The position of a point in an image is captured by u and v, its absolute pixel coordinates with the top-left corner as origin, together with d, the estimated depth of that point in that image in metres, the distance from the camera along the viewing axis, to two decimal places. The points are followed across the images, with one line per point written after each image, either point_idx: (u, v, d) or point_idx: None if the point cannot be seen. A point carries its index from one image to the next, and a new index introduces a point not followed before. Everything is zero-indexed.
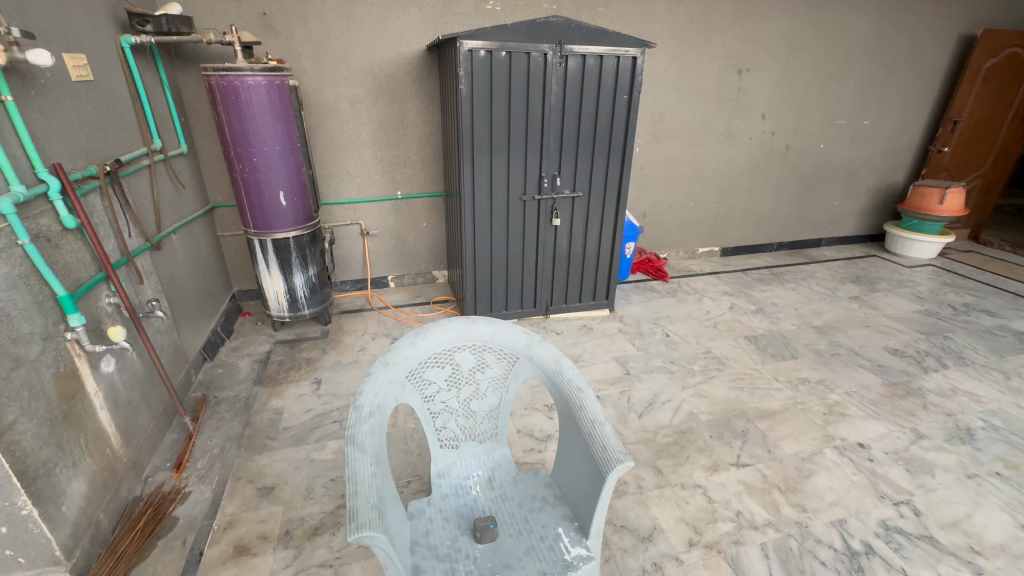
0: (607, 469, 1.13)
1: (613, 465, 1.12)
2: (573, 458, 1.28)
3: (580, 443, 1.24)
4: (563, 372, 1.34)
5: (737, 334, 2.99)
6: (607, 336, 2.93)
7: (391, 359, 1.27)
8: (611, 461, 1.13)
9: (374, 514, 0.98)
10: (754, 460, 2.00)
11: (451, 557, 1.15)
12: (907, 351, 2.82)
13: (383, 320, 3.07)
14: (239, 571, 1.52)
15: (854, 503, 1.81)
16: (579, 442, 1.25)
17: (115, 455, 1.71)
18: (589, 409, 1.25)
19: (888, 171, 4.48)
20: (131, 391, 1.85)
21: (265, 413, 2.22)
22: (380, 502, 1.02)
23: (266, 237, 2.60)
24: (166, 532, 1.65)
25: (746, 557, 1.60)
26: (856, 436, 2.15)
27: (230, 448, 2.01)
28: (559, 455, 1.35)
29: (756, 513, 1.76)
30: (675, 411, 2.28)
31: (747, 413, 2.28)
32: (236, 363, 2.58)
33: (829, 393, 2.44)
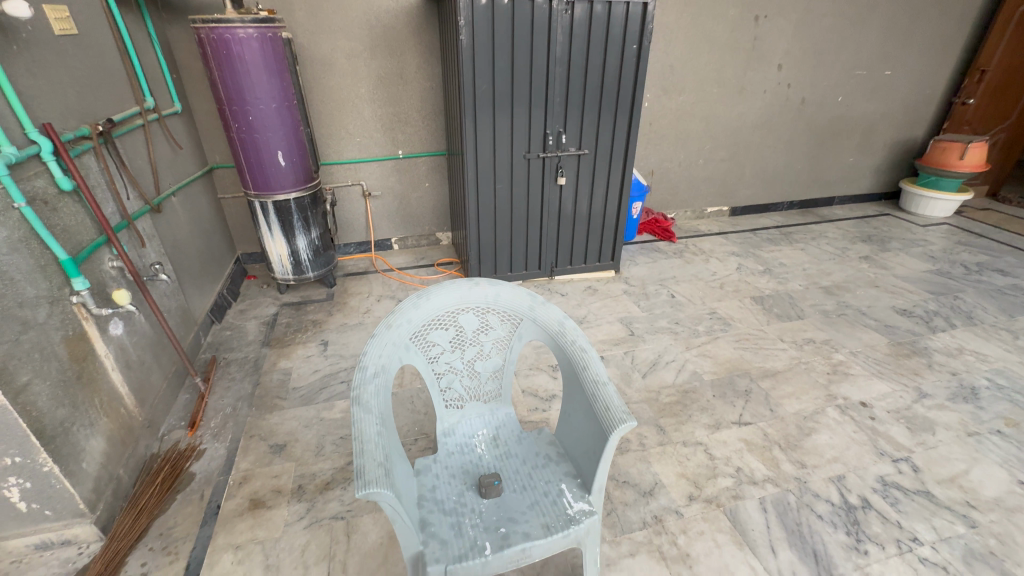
0: (610, 428, 1.14)
1: (615, 425, 1.13)
2: (576, 417, 1.29)
3: (584, 402, 1.25)
4: (567, 334, 1.33)
5: (743, 295, 2.96)
6: (612, 297, 2.92)
7: (395, 321, 1.27)
8: (613, 421, 1.14)
9: (382, 474, 1.00)
10: (756, 419, 2.02)
11: (457, 511, 1.18)
12: (915, 311, 2.80)
13: (387, 282, 3.07)
14: (255, 522, 1.59)
15: (853, 460, 1.84)
16: (583, 404, 1.26)
17: (130, 414, 1.76)
18: (592, 370, 1.25)
19: (908, 125, 4.30)
20: (142, 353, 1.88)
21: (274, 373, 2.26)
22: (386, 463, 1.04)
23: (266, 199, 2.56)
24: (185, 487, 1.72)
25: (744, 510, 1.64)
26: (859, 395, 2.16)
27: (242, 408, 2.06)
28: (563, 415, 1.37)
29: (755, 469, 1.80)
30: (679, 370, 2.30)
31: (751, 373, 2.29)
32: (244, 325, 2.61)
33: (834, 353, 2.43)
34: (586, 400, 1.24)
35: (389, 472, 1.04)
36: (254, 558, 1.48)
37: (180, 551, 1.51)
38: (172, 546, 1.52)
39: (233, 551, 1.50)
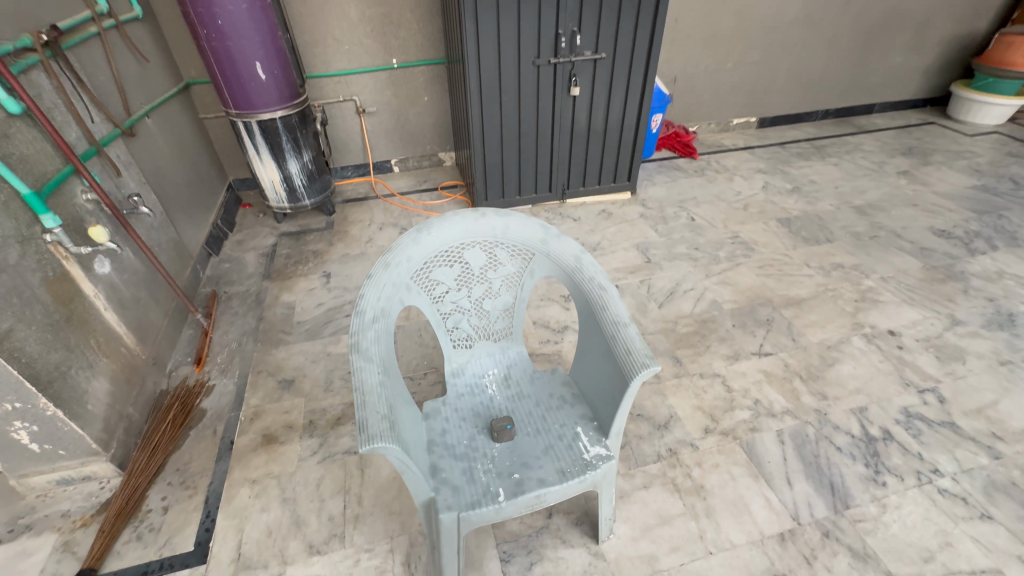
0: (631, 373, 1.05)
1: (638, 371, 1.04)
2: (593, 358, 1.20)
3: (602, 344, 1.16)
4: (584, 270, 1.20)
5: (769, 217, 2.76)
6: (627, 222, 2.74)
7: (393, 260, 1.15)
8: (635, 366, 1.05)
9: (388, 428, 0.93)
10: (777, 349, 1.95)
11: (469, 456, 1.14)
12: (954, 232, 2.60)
13: (389, 209, 2.90)
14: (269, 457, 1.60)
15: (877, 391, 1.77)
16: (600, 346, 1.16)
17: (132, 352, 1.72)
18: (612, 310, 1.14)
19: (971, 16, 3.77)
20: (135, 290, 1.80)
21: (277, 307, 2.19)
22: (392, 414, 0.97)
23: (250, 118, 2.33)
24: (197, 423, 1.72)
25: (761, 443, 1.61)
26: (887, 323, 2.06)
27: (247, 343, 2.02)
28: (578, 355, 1.28)
29: (774, 401, 1.75)
30: (697, 299, 2.19)
31: (774, 301, 2.18)
32: (243, 257, 2.50)
33: (863, 279, 2.29)
34: (604, 342, 1.14)
35: (396, 423, 0.97)
36: (270, 492, 1.50)
37: (198, 486, 1.53)
38: (189, 481, 1.55)
39: (250, 485, 1.52)
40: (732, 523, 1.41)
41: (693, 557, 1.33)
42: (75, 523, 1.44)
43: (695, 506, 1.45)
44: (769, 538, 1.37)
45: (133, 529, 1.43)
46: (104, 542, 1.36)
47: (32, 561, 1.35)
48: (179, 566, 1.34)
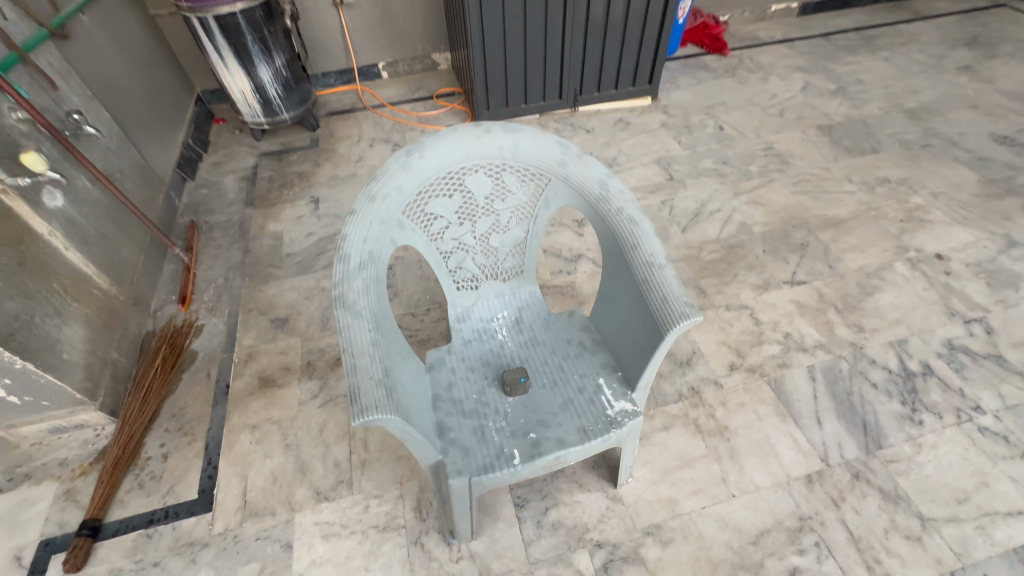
0: (668, 325, 0.89)
1: (675, 322, 0.88)
2: (620, 303, 1.04)
3: (631, 288, 0.99)
4: (612, 200, 1.00)
5: (808, 124, 2.44)
6: (648, 133, 2.43)
7: (380, 191, 0.95)
8: (672, 316, 0.89)
9: (386, 395, 0.80)
10: (811, 277, 1.78)
11: (479, 413, 1.03)
12: (1018, 139, 2.29)
13: (379, 122, 2.59)
14: (268, 402, 1.51)
15: (918, 322, 1.63)
16: (630, 290, 1.00)
17: (107, 294, 1.57)
18: (645, 248, 0.95)
19: None
20: (100, 225, 1.61)
21: (264, 238, 2.00)
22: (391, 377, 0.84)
23: (206, 14, 1.96)
24: (189, 365, 1.62)
25: (790, 380, 1.50)
26: (935, 247, 1.86)
27: (235, 279, 1.86)
28: (600, 295, 1.12)
29: (806, 334, 1.61)
30: (725, 222, 1.98)
31: (810, 223, 1.96)
32: (222, 181, 2.27)
33: (911, 196, 2.05)
34: (634, 285, 0.97)
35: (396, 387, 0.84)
36: (272, 438, 1.44)
37: (196, 432, 1.47)
38: (187, 427, 1.48)
39: (251, 431, 1.45)
40: (757, 465, 1.34)
41: (715, 500, 1.28)
42: (74, 472, 1.39)
43: (719, 448, 1.37)
44: (796, 480, 1.31)
45: (134, 478, 1.38)
46: (105, 492, 1.32)
47: (35, 511, 1.32)
48: (185, 514, 1.31)
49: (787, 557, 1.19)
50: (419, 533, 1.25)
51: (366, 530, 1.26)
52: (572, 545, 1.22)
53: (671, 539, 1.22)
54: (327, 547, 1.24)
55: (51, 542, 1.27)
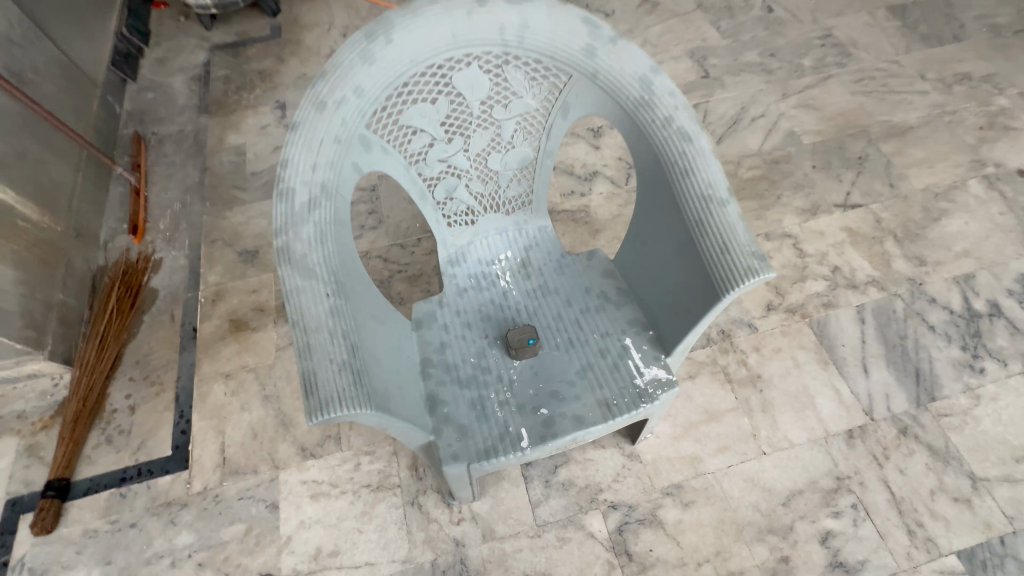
0: (729, 285, 0.66)
1: (736, 282, 0.65)
2: (658, 247, 0.81)
3: (676, 229, 0.75)
4: (657, 107, 0.73)
5: (876, 4, 1.99)
6: (680, 17, 2.00)
7: (332, 96, 0.67)
8: (732, 273, 0.66)
9: (356, 383, 0.61)
10: (868, 199, 1.51)
11: (478, 382, 0.84)
12: None
13: (353, 5, 2.13)
14: (242, 348, 1.34)
15: (990, 254, 1.40)
16: (674, 232, 0.76)
17: (38, 226, 1.33)
18: (702, 176, 0.70)
19: None
20: (15, 140, 1.33)
21: (224, 154, 1.70)
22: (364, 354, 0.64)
23: None
24: (150, 306, 1.43)
25: (836, 322, 1.31)
26: (1018, 161, 1.56)
27: (193, 204, 1.60)
28: (632, 233, 0.89)
29: (857, 268, 1.39)
30: (769, 132, 1.66)
31: (871, 132, 1.64)
32: (169, 82, 1.90)
33: (994, 97, 1.70)
34: (682, 227, 0.73)
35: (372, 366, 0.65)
36: (249, 388, 1.29)
37: (165, 382, 1.31)
38: (154, 376, 1.32)
39: (224, 380, 1.30)
40: (792, 419, 1.19)
41: (744, 458, 1.15)
42: (34, 426, 1.26)
43: (750, 400, 1.22)
44: (835, 437, 1.17)
45: (101, 432, 1.25)
46: (68, 450, 1.20)
47: None
48: (160, 472, 1.19)
49: (820, 520, 1.08)
50: (415, 493, 1.14)
51: (357, 490, 1.15)
52: (584, 506, 1.11)
53: (693, 501, 1.11)
54: (316, 507, 1.14)
55: (18, 501, 1.17)
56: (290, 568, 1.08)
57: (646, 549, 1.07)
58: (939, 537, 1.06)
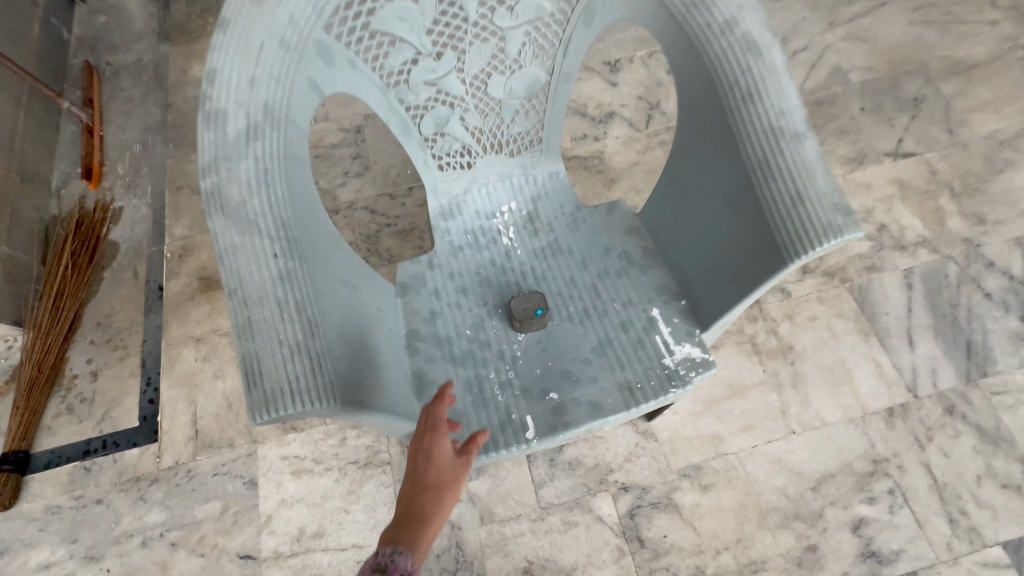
0: (798, 252, 0.51)
1: (806, 245, 0.50)
2: (700, 197, 0.65)
3: (727, 175, 0.59)
4: (715, 7, 0.55)
5: None
6: None
7: None
8: (801, 233, 0.50)
9: (312, 372, 0.47)
10: (922, 148, 1.32)
11: (475, 360, 0.71)
12: None
13: None
14: (213, 309, 1.20)
15: None
16: (724, 178, 0.59)
17: None
18: (770, 103, 0.54)
19: None
20: None
21: (188, 89, 1.50)
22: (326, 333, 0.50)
23: None
24: (111, 262, 1.28)
25: (879, 288, 1.17)
26: None
27: (155, 146, 1.42)
28: (665, 178, 0.72)
29: (907, 227, 1.23)
30: (811, 67, 1.44)
31: (930, 69, 1.43)
32: (123, 4, 1.66)
33: None
34: (737, 171, 0.57)
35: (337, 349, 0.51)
36: (222, 354, 1.16)
37: (129, 346, 1.19)
38: (117, 339, 1.19)
39: (194, 345, 1.17)
40: (826, 395, 1.07)
41: (771, 437, 1.04)
42: None
43: (780, 373, 1.09)
44: (873, 416, 1.05)
45: (61, 401, 1.14)
46: (24, 420, 1.08)
47: None
48: (127, 445, 1.09)
49: (853, 506, 0.98)
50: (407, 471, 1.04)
51: (343, 467, 1.05)
52: (592, 488, 1.01)
53: (712, 484, 1.01)
54: (298, 485, 1.04)
55: None
56: (271, 550, 0.99)
57: (659, 535, 0.97)
58: (983, 527, 0.96)
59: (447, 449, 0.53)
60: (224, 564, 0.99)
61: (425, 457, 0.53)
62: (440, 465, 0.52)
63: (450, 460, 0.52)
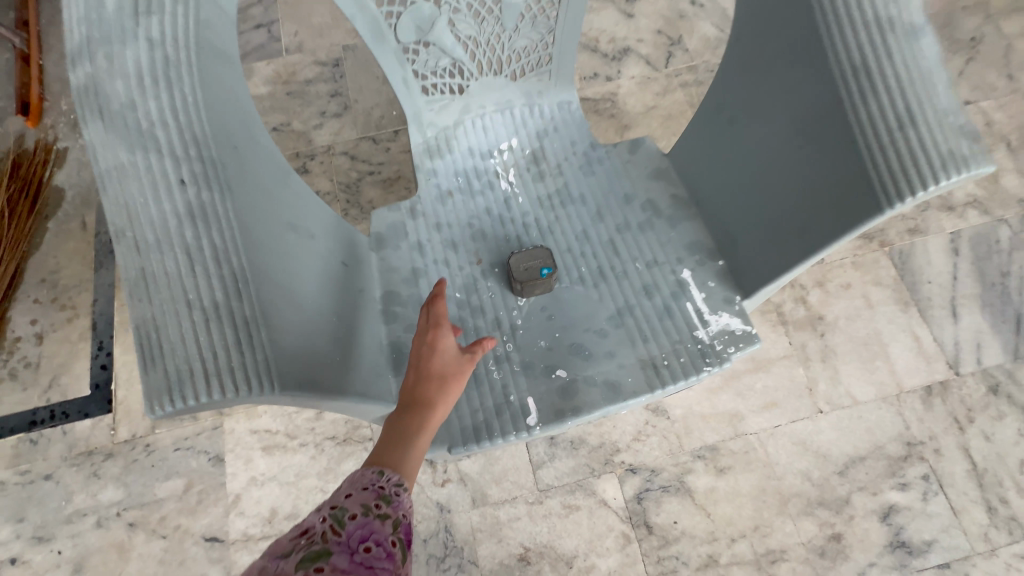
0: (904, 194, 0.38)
1: (915, 183, 0.37)
2: (765, 124, 0.51)
3: (809, 88, 0.45)
4: None
5: None
6: None
7: None
8: (910, 166, 0.38)
9: (240, 346, 0.34)
10: (978, 95, 1.16)
11: (465, 329, 0.58)
12: None
13: None
14: None
15: None
16: (804, 95, 0.46)
17: None
18: None
19: None
20: None
21: None
22: (262, 292, 0.36)
23: None
24: (56, 210, 1.12)
25: (922, 253, 1.04)
26: None
27: None
28: (710, 108, 0.59)
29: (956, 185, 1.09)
30: None
31: (991, 5, 1.25)
32: None
33: None
34: (821, 84, 0.43)
35: (278, 313, 0.38)
36: None
37: (79, 305, 1.05)
38: (65, 298, 1.06)
39: None
40: (858, 371, 0.96)
41: (795, 416, 0.93)
42: None
43: (807, 346, 0.98)
44: (909, 394, 0.94)
45: (2, 366, 1.01)
46: None
47: None
48: (78, 416, 0.97)
49: (883, 492, 0.89)
50: None
51: (320, 443, 0.94)
52: (596, 469, 0.91)
53: (729, 467, 0.91)
54: (270, 462, 0.94)
55: None
56: (241, 533, 0.90)
57: (669, 521, 0.88)
58: None
59: (453, 346, 0.47)
60: (188, 546, 0.89)
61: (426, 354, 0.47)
62: (445, 361, 0.46)
63: (457, 355, 0.46)
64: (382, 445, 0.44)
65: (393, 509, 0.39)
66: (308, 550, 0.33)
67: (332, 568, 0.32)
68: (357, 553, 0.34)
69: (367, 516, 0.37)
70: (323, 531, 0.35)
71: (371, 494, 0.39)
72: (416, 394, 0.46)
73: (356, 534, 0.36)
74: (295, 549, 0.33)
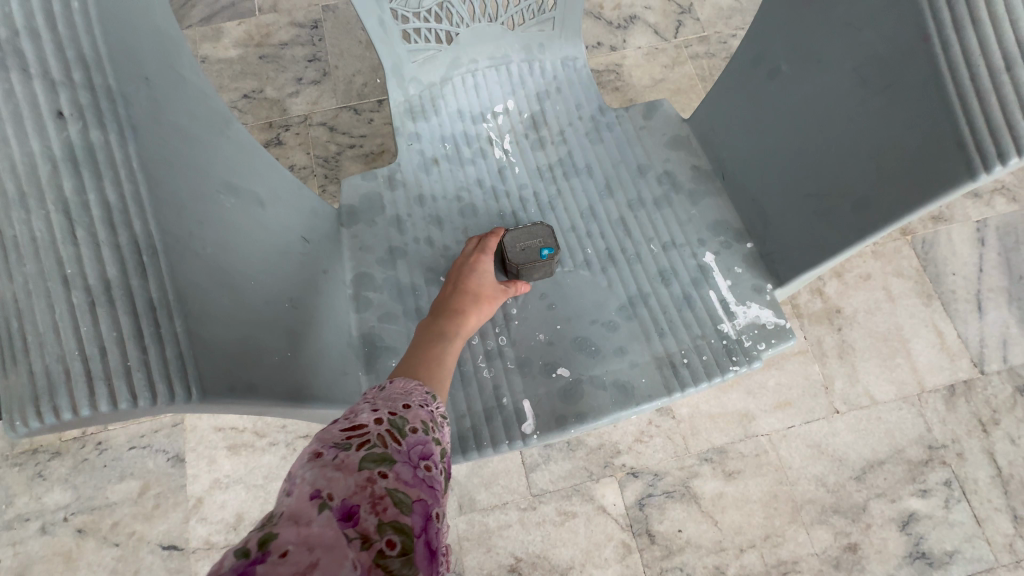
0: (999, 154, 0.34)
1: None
2: (818, 83, 0.45)
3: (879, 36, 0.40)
4: None
5: None
6: None
7: None
8: (1015, 119, 0.33)
9: (141, 339, 0.27)
10: None
11: None
12: None
13: None
14: None
15: None
16: (874, 45, 0.40)
17: None
18: None
19: None
20: None
21: None
22: (176, 268, 0.29)
23: None
24: None
25: (945, 242, 0.97)
26: None
27: None
28: (745, 60, 0.52)
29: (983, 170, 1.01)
30: None
31: None
32: None
33: None
34: (906, 22, 0.37)
35: (205, 296, 0.31)
36: None
37: None
38: None
39: None
40: (877, 368, 0.89)
41: (810, 417, 0.87)
42: None
43: (823, 341, 0.91)
44: (931, 394, 0.88)
45: None
46: None
47: None
48: None
49: (902, 499, 0.82)
50: None
51: (292, 442, 0.86)
52: (595, 473, 0.84)
53: (738, 471, 0.84)
54: (236, 463, 0.85)
55: None
56: (202, 540, 0.81)
57: (673, 530, 0.81)
58: None
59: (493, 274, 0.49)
60: (144, 555, 0.81)
61: (471, 272, 0.48)
62: (484, 281, 0.48)
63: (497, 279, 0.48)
64: (421, 347, 0.41)
65: (444, 437, 0.34)
66: (372, 450, 0.28)
67: (397, 477, 0.28)
68: (420, 468, 0.29)
69: (427, 434, 0.32)
70: (382, 434, 0.29)
71: (427, 414, 0.33)
72: (455, 305, 0.45)
73: (416, 449, 0.31)
74: (352, 444, 0.28)
